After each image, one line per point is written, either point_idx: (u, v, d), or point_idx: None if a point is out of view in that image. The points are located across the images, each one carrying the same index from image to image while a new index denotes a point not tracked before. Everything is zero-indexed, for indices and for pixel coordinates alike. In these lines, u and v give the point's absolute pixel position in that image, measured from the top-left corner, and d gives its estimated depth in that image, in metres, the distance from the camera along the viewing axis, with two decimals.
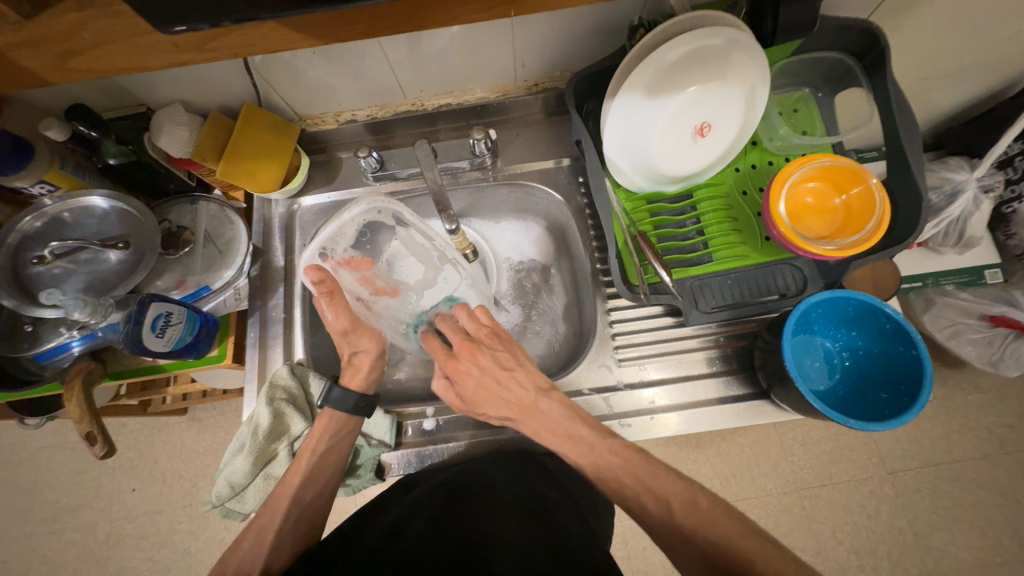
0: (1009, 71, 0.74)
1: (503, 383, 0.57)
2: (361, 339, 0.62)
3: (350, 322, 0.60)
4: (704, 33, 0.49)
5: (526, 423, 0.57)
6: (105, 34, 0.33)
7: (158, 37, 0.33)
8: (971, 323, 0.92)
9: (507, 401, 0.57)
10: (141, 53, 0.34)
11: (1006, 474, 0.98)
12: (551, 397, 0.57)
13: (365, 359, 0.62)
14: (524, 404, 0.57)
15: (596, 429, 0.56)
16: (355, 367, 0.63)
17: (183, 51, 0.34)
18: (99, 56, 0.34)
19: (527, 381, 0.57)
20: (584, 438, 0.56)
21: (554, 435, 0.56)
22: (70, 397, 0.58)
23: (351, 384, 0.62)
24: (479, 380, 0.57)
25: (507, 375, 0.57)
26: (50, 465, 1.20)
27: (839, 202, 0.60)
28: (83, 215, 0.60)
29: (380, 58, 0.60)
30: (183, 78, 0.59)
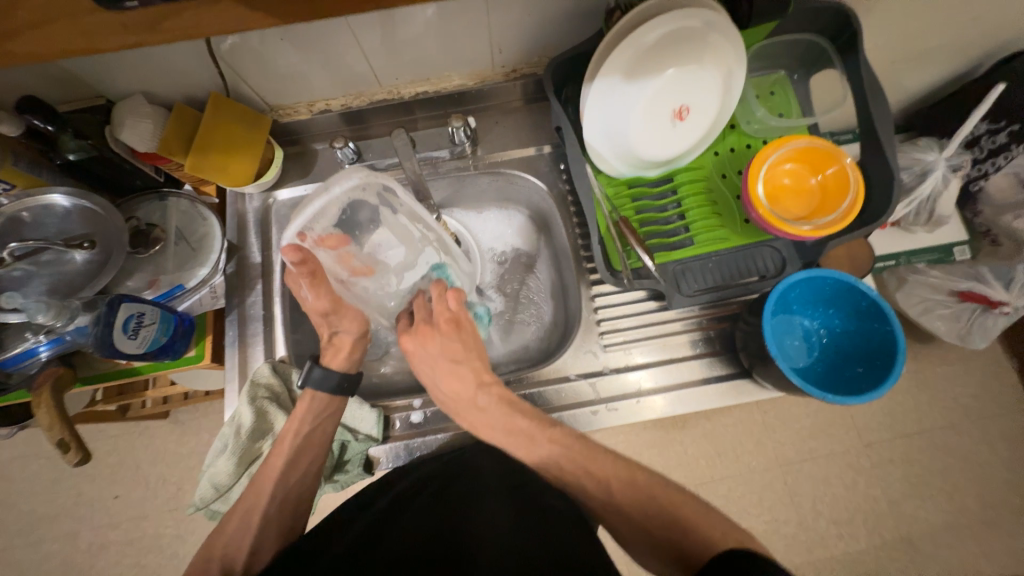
0: (975, 52, 0.76)
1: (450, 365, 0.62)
2: (343, 320, 0.62)
3: (329, 301, 0.60)
4: (682, 14, 0.49)
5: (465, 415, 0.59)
6: (44, 12, 0.29)
7: (105, 15, 0.30)
8: (940, 299, 0.95)
9: (450, 387, 0.60)
10: (88, 37, 0.32)
11: (973, 442, 1.03)
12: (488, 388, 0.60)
13: (347, 339, 0.63)
14: (463, 397, 0.60)
15: (538, 419, 0.57)
16: (335, 347, 0.63)
17: (135, 31, 0.32)
18: (39, 38, 0.31)
19: (470, 372, 0.61)
20: (524, 431, 0.56)
21: (494, 430, 0.57)
22: (40, 404, 0.56)
23: (331, 364, 0.62)
24: (424, 359, 0.62)
25: (453, 365, 0.61)
26: (26, 475, 1.16)
27: (814, 183, 0.61)
28: (43, 214, 0.57)
29: (352, 44, 0.58)
30: (143, 67, 0.56)
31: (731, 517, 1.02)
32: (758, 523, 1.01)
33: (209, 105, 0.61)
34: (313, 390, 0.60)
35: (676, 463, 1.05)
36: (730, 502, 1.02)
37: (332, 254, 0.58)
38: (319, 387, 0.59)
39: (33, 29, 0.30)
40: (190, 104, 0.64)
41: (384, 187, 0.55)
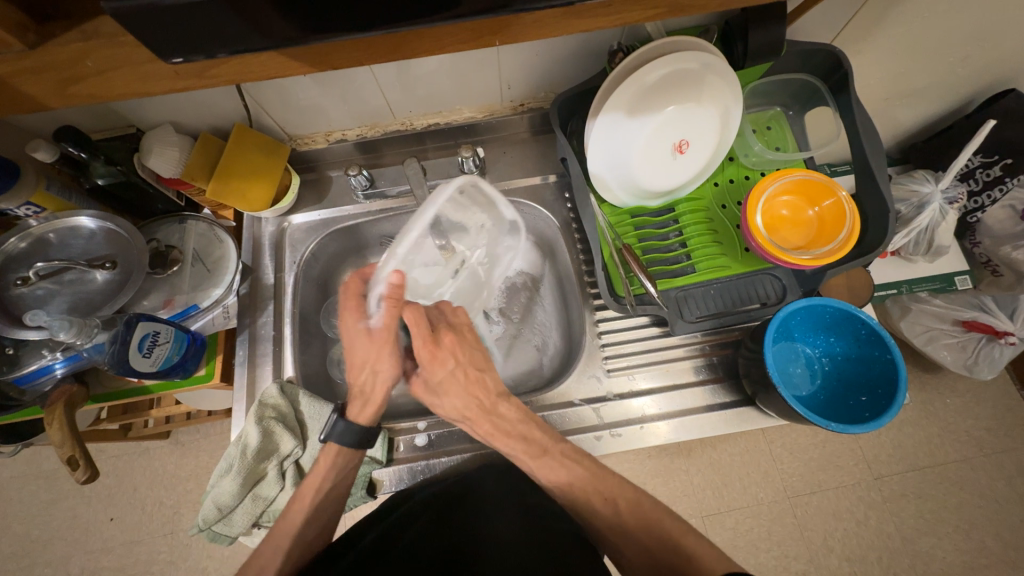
0: (965, 90, 0.79)
1: (468, 382, 0.57)
2: (386, 361, 0.59)
3: (390, 337, 0.58)
4: (681, 58, 0.52)
5: (481, 423, 0.57)
6: (103, 61, 0.33)
7: (159, 64, 0.33)
8: (945, 328, 0.96)
9: (469, 397, 0.57)
10: (142, 81, 0.35)
11: (987, 477, 1.01)
12: (497, 414, 0.57)
13: (380, 385, 0.59)
14: (485, 405, 0.57)
15: (552, 434, 0.57)
16: (365, 398, 0.60)
17: (182, 77, 0.35)
18: (101, 82, 0.34)
19: (492, 382, 0.58)
20: (539, 441, 0.56)
21: (507, 437, 0.56)
22: (51, 421, 0.57)
23: (358, 419, 0.59)
24: (449, 375, 0.57)
25: (477, 375, 0.58)
26: (23, 496, 1.15)
27: (812, 214, 0.62)
28: (68, 236, 0.60)
29: (369, 80, 0.62)
30: (174, 100, 0.60)
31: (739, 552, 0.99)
32: (768, 558, 0.98)
33: (232, 134, 0.65)
34: (336, 445, 0.58)
35: (681, 494, 1.03)
36: (738, 536, 1.00)
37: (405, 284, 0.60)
38: (338, 434, 0.58)
39: (97, 77, 0.34)
40: (214, 133, 0.68)
41: (511, 223, 0.64)
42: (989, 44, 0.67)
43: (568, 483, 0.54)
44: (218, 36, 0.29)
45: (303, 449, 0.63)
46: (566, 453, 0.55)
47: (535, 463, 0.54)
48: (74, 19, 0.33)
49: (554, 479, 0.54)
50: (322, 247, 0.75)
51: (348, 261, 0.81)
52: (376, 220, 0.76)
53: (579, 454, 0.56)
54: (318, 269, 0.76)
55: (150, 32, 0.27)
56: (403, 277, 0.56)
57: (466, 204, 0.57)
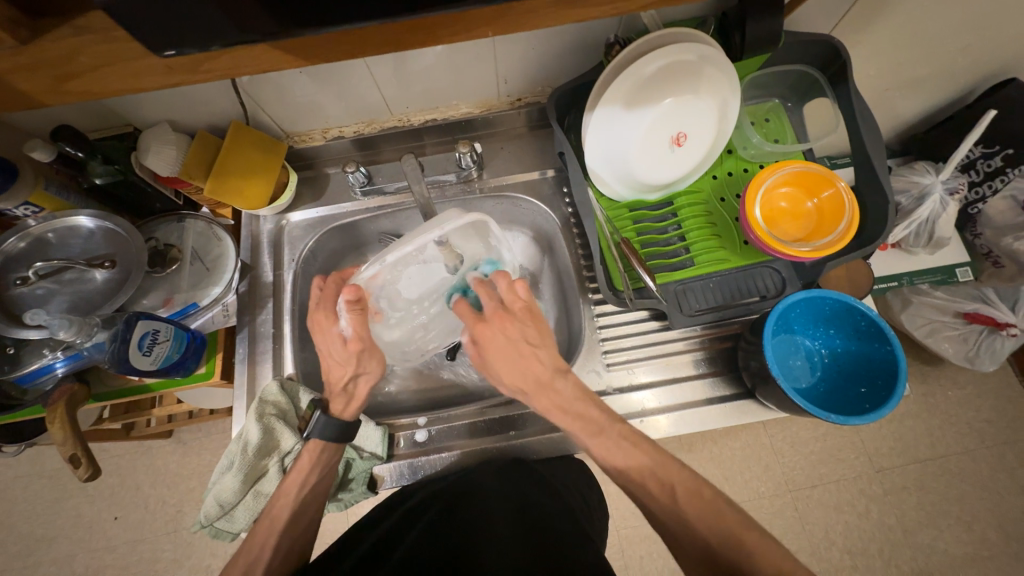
0: (965, 80, 0.78)
1: (528, 354, 0.53)
2: (368, 362, 0.60)
3: (364, 343, 0.59)
4: (677, 49, 0.52)
5: (538, 398, 0.54)
6: (98, 56, 0.33)
7: (151, 58, 0.33)
8: (946, 320, 0.96)
9: (525, 371, 0.54)
10: (136, 77, 0.35)
11: (989, 469, 1.01)
12: (552, 390, 0.54)
13: (364, 384, 0.61)
14: (542, 380, 0.53)
15: (608, 411, 0.53)
16: (349, 394, 0.61)
17: (176, 72, 0.35)
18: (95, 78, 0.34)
19: (548, 358, 0.53)
20: (595, 419, 0.53)
21: (564, 412, 0.53)
22: (53, 420, 0.57)
23: (346, 413, 0.60)
24: (502, 352, 0.54)
25: (530, 349, 0.53)
26: (27, 495, 1.16)
27: (810, 206, 0.62)
28: (68, 235, 0.60)
29: (366, 76, 0.62)
30: (171, 98, 0.60)
31: None
32: None
33: (230, 132, 0.65)
34: (318, 440, 0.58)
35: None
36: None
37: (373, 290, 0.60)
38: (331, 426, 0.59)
39: (89, 72, 0.34)
40: (211, 132, 0.68)
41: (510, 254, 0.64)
42: (988, 33, 0.66)
43: (629, 466, 0.50)
44: (209, 27, 0.28)
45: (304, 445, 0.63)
46: (625, 433, 0.52)
47: (591, 441, 0.52)
48: (66, 14, 0.34)
49: (612, 459, 0.51)
50: (320, 245, 0.75)
51: (347, 259, 0.81)
52: (375, 216, 0.76)
53: (640, 435, 0.52)
54: (317, 267, 0.76)
55: (142, 25, 0.27)
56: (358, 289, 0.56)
57: (473, 236, 0.61)
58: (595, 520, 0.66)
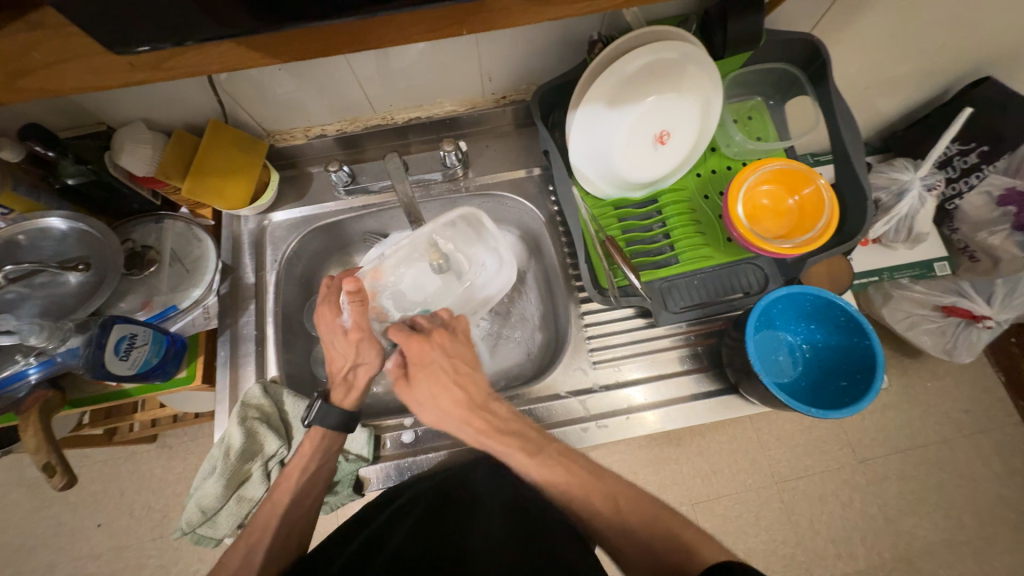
0: (942, 79, 0.80)
1: (458, 376, 0.58)
2: (367, 352, 0.62)
3: (365, 332, 0.61)
4: (659, 47, 0.52)
5: (473, 426, 0.56)
6: (55, 53, 0.32)
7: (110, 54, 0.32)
8: (926, 314, 0.99)
9: (459, 394, 0.57)
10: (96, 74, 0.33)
11: (966, 457, 1.03)
12: (486, 411, 0.57)
13: (364, 374, 0.62)
14: (473, 402, 0.57)
15: (543, 433, 0.57)
16: (348, 384, 0.62)
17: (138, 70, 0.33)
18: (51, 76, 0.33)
19: (484, 381, 0.59)
20: (533, 440, 0.55)
21: (500, 436, 0.55)
22: (27, 428, 0.56)
23: (345, 404, 0.61)
24: (428, 377, 0.58)
25: (468, 372, 0.59)
26: (6, 504, 1.13)
27: (792, 203, 0.63)
28: (39, 237, 0.58)
29: (347, 74, 0.61)
30: (145, 95, 0.58)
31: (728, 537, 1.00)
32: (757, 543, 1.00)
33: (209, 131, 0.64)
34: (320, 428, 0.59)
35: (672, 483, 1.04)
36: (728, 522, 1.01)
37: (376, 287, 0.67)
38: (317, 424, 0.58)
39: (43, 68, 0.32)
40: (188, 130, 0.66)
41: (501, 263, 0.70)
42: (963, 32, 0.68)
43: (561, 484, 0.53)
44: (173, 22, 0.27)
45: (289, 448, 0.62)
46: (561, 451, 0.55)
47: (531, 461, 0.53)
48: (20, 9, 0.32)
49: (553, 478, 0.53)
50: (304, 245, 0.74)
51: (332, 259, 0.80)
52: (360, 216, 0.76)
53: (571, 452, 0.56)
54: (300, 268, 0.75)
55: (101, 20, 0.26)
56: (359, 283, 0.59)
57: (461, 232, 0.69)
58: None
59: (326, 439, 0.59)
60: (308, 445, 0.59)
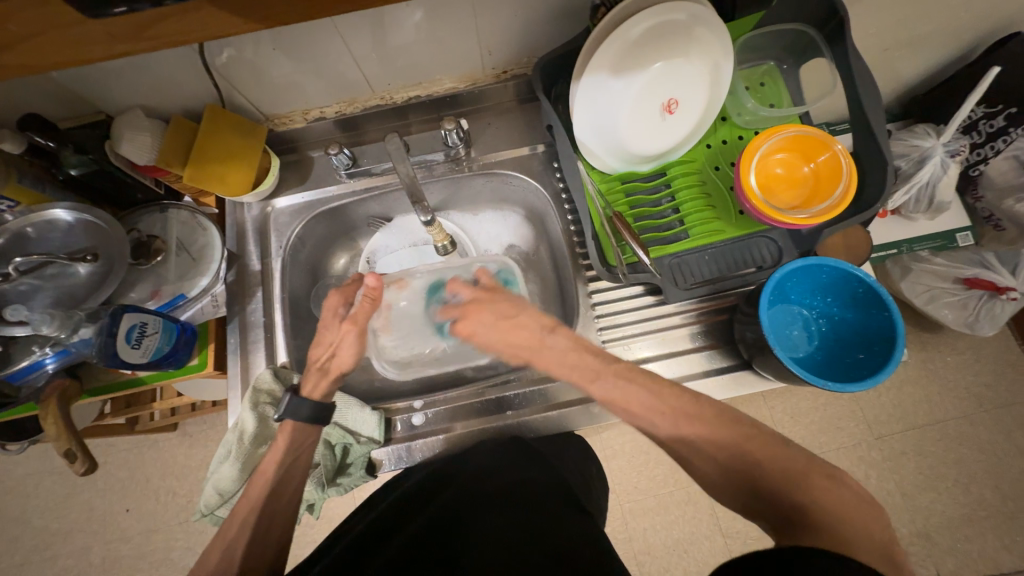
0: (970, 36, 0.75)
1: (504, 322, 0.58)
2: (351, 344, 0.63)
3: (358, 325, 0.63)
4: (667, 8, 0.50)
5: (538, 361, 0.56)
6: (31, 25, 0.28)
7: (90, 24, 0.28)
8: (946, 286, 0.95)
9: (516, 342, 0.57)
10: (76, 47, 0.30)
11: (987, 432, 1.01)
12: (546, 350, 0.56)
13: (338, 365, 0.62)
14: (531, 344, 0.56)
15: (603, 354, 0.54)
16: (323, 373, 0.62)
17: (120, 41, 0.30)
18: (28, 50, 0.29)
19: (530, 322, 0.57)
20: (592, 365, 0.53)
21: (563, 367, 0.55)
22: (46, 416, 0.57)
23: (311, 393, 0.60)
24: (487, 333, 0.58)
25: (511, 321, 0.58)
26: (39, 491, 1.18)
27: (807, 171, 0.60)
28: (46, 229, 0.58)
29: (343, 52, 0.59)
30: (142, 80, 0.58)
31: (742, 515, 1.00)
32: None
33: (205, 117, 0.63)
34: (292, 421, 0.58)
35: None
36: None
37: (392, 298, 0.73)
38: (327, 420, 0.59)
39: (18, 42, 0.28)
40: (187, 117, 0.66)
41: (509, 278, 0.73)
42: None
43: (624, 398, 0.50)
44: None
45: None
46: (621, 370, 0.52)
47: (591, 386, 0.52)
48: None
49: (611, 398, 0.51)
50: (308, 231, 0.74)
51: (337, 245, 0.80)
52: (362, 200, 0.75)
53: (634, 369, 0.52)
54: (305, 254, 0.75)
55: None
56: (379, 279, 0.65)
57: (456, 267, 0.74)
58: (595, 494, 0.66)
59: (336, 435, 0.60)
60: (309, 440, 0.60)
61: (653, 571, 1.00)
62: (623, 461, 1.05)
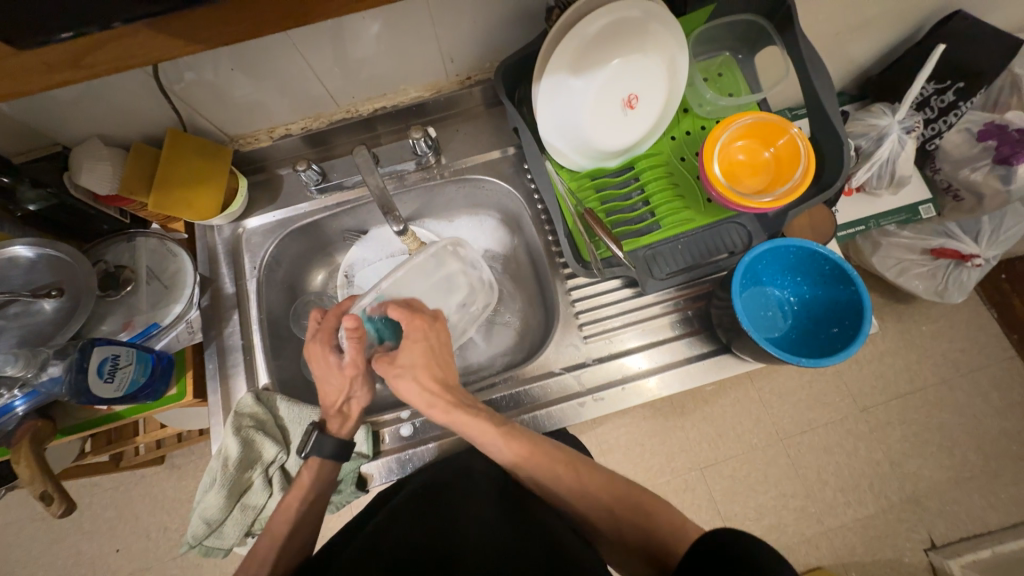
0: (915, 17, 0.78)
1: (430, 358, 0.59)
2: (359, 387, 0.62)
3: (360, 368, 0.61)
4: (618, 6, 0.51)
5: (437, 405, 0.58)
6: None
7: (27, 54, 0.28)
8: (915, 259, 0.99)
9: (428, 379, 0.59)
10: (16, 79, 0.29)
11: (966, 395, 1.05)
12: (455, 391, 0.59)
13: (358, 405, 0.63)
14: (445, 385, 0.59)
15: (497, 418, 0.57)
16: (343, 416, 0.62)
17: (59, 68, 0.30)
18: None
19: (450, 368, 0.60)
20: (489, 422, 0.56)
21: (462, 418, 0.56)
22: (18, 459, 0.55)
23: (341, 433, 0.61)
24: (406, 358, 0.59)
25: (439, 356, 0.61)
26: (22, 541, 1.13)
27: (768, 155, 0.62)
28: (8, 267, 0.57)
29: (304, 69, 0.59)
30: (97, 107, 0.56)
31: (738, 496, 1.02)
32: (766, 500, 1.01)
33: (167, 142, 0.62)
34: (319, 458, 0.58)
35: (679, 450, 1.05)
36: (736, 482, 1.03)
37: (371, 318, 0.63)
38: (314, 443, 0.58)
39: None
40: (148, 142, 0.65)
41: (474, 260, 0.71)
42: None
43: (530, 460, 0.55)
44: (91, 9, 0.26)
45: (288, 453, 0.63)
46: (514, 431, 0.56)
47: (498, 440, 0.55)
48: None
49: (510, 453, 0.55)
50: (282, 250, 0.73)
51: (314, 261, 0.80)
52: (335, 214, 0.74)
53: (533, 434, 0.58)
54: (281, 273, 0.74)
55: None
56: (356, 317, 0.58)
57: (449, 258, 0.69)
58: None
59: (327, 457, 0.58)
60: (304, 478, 0.59)
61: None
62: (620, 454, 1.06)
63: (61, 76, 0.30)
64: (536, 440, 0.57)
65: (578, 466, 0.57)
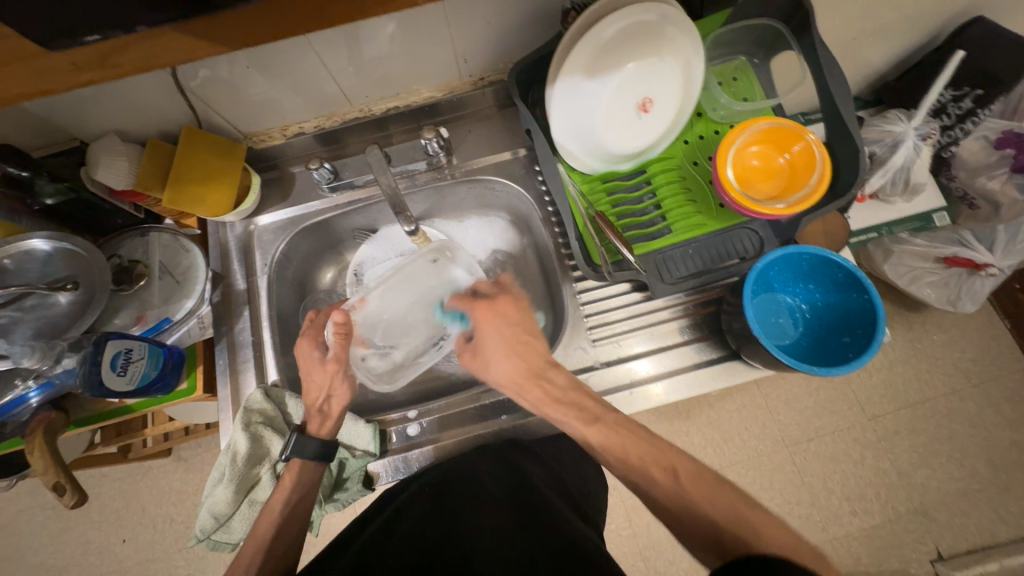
0: (935, 22, 0.77)
1: (524, 344, 0.61)
2: (340, 385, 0.62)
3: (344, 363, 0.62)
4: (636, 9, 0.51)
5: (529, 386, 0.58)
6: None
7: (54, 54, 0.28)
8: (928, 267, 0.99)
9: (523, 363, 0.60)
10: (44, 77, 0.30)
11: (977, 406, 1.03)
12: (546, 377, 0.58)
13: (338, 404, 0.62)
14: (532, 369, 0.59)
15: (604, 402, 0.55)
16: (324, 415, 0.62)
17: (86, 69, 0.30)
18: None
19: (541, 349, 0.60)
20: (591, 408, 0.55)
21: (559, 404, 0.55)
22: (32, 449, 0.56)
23: (320, 432, 0.61)
24: (496, 341, 0.62)
25: (528, 340, 0.61)
26: (31, 528, 1.15)
27: (782, 162, 0.61)
28: (24, 260, 0.57)
29: (319, 67, 0.59)
30: (114, 104, 0.57)
31: None
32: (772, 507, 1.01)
33: (182, 139, 0.62)
34: (299, 459, 0.59)
35: None
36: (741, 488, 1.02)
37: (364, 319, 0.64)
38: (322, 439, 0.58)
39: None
40: (164, 139, 0.65)
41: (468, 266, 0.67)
42: None
43: (621, 449, 0.51)
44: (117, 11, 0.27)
45: None
46: (620, 420, 0.53)
47: (587, 428, 0.53)
48: None
49: (609, 445, 0.51)
50: (292, 247, 0.73)
51: (323, 259, 0.80)
52: (346, 213, 0.75)
53: (631, 422, 0.53)
54: (291, 270, 0.75)
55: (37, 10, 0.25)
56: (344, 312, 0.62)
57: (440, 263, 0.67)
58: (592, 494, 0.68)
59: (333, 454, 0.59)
60: (288, 478, 0.59)
61: (658, 564, 1.00)
62: None
63: (88, 76, 0.31)
64: (622, 426, 0.52)
65: (677, 471, 0.48)
